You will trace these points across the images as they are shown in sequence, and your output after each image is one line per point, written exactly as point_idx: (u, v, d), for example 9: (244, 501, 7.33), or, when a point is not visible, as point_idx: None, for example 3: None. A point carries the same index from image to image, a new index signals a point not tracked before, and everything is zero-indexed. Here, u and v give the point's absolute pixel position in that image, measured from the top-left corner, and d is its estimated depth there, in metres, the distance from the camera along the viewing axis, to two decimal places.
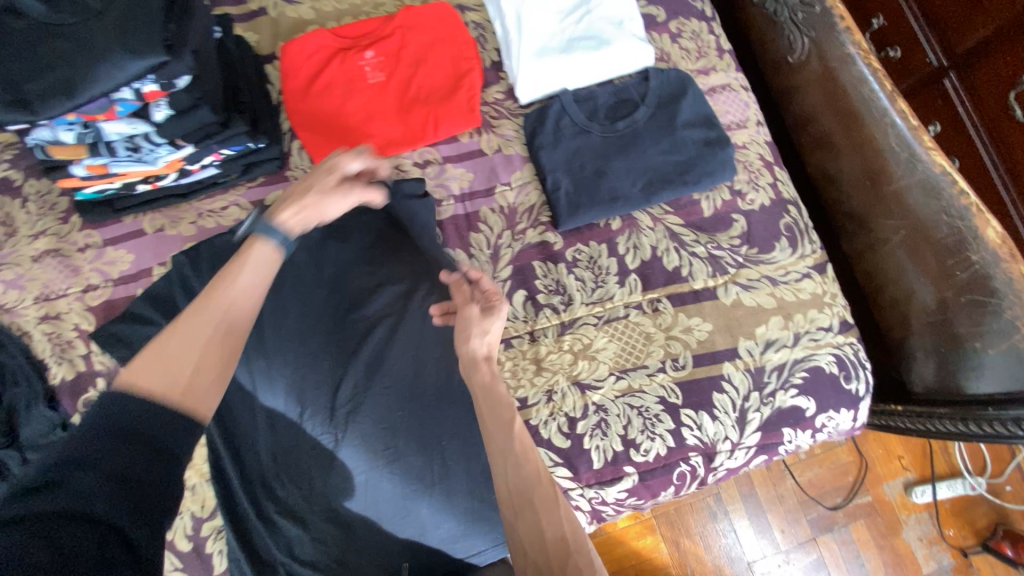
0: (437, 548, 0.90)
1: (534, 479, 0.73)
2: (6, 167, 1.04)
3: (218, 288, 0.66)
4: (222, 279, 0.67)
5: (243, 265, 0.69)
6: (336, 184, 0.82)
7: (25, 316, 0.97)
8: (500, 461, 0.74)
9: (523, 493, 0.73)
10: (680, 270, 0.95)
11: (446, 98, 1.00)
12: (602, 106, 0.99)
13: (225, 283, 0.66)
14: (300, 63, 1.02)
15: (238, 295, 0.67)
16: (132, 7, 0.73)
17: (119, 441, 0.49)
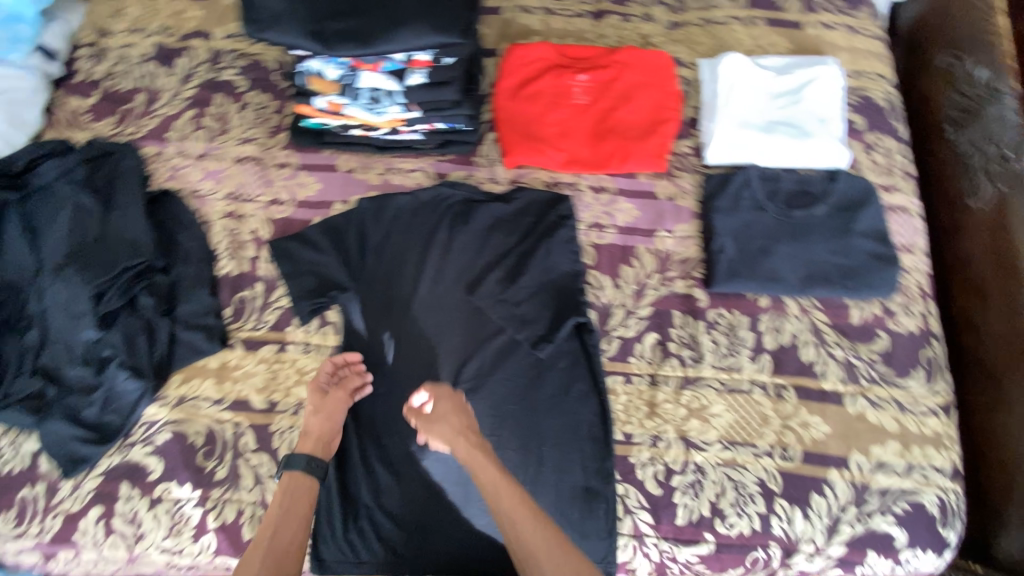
0: (504, 547, 0.90)
1: (519, 528, 0.77)
2: (235, 73, 1.15)
3: (262, 551, 0.77)
4: (267, 531, 0.80)
5: (274, 523, 0.80)
6: (329, 395, 0.91)
7: (212, 207, 1.06)
8: (496, 508, 0.79)
9: (527, 544, 0.76)
10: (813, 366, 0.97)
11: (639, 138, 1.06)
12: (783, 190, 1.03)
13: (266, 537, 0.79)
14: (518, 66, 1.11)
15: (282, 520, 0.81)
16: None
17: None
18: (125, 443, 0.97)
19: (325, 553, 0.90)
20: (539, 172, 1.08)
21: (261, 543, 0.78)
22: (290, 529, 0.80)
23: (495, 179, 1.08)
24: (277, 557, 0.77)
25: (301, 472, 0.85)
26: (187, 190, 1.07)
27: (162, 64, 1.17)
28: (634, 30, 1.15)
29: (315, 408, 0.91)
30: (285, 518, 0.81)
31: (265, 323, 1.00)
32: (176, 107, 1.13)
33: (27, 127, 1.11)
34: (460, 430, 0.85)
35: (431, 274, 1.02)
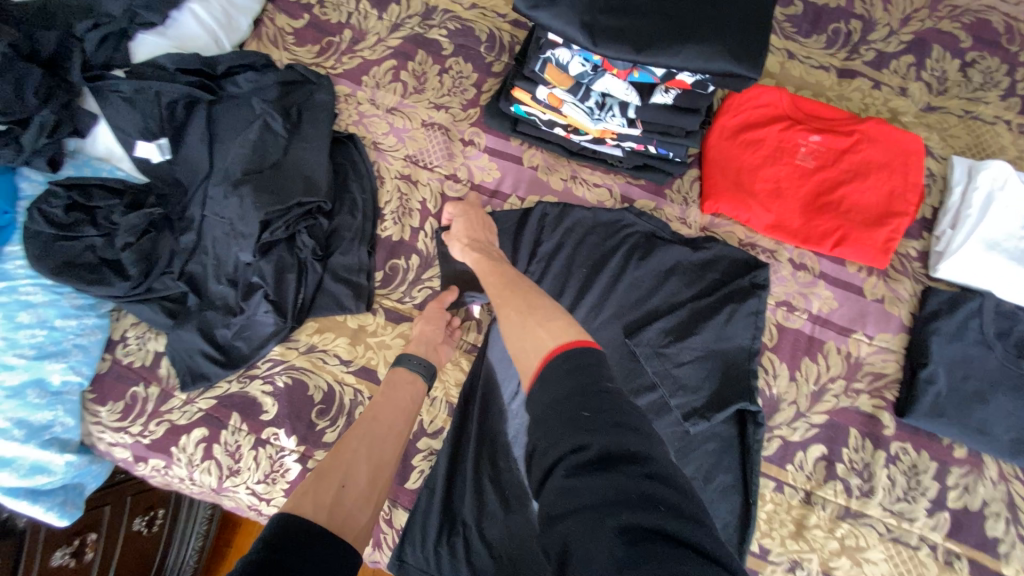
0: None
1: (503, 306, 0.73)
2: (443, 34, 1.10)
3: (366, 431, 0.77)
4: (371, 414, 0.79)
5: (383, 408, 0.80)
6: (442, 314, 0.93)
7: (389, 164, 1.03)
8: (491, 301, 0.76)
9: (507, 321, 0.70)
10: (999, 545, 0.83)
11: (864, 224, 0.92)
12: (1020, 333, 0.87)
13: (371, 418, 0.78)
14: (743, 107, 1.00)
15: (400, 411, 0.81)
16: (740, 14, 0.72)
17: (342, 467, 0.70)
18: (245, 373, 0.95)
19: (409, 556, 0.85)
20: (735, 227, 0.98)
21: (366, 423, 0.78)
22: (396, 421, 0.79)
23: (685, 220, 0.98)
24: (381, 441, 0.76)
25: (410, 371, 0.85)
26: (369, 140, 1.04)
27: (374, 5, 1.13)
28: (883, 102, 1.01)
29: (429, 318, 0.92)
30: (393, 408, 0.81)
31: (412, 299, 0.97)
32: (378, 53, 1.09)
33: (237, 34, 1.10)
34: (468, 240, 0.89)
35: (591, 303, 0.93)
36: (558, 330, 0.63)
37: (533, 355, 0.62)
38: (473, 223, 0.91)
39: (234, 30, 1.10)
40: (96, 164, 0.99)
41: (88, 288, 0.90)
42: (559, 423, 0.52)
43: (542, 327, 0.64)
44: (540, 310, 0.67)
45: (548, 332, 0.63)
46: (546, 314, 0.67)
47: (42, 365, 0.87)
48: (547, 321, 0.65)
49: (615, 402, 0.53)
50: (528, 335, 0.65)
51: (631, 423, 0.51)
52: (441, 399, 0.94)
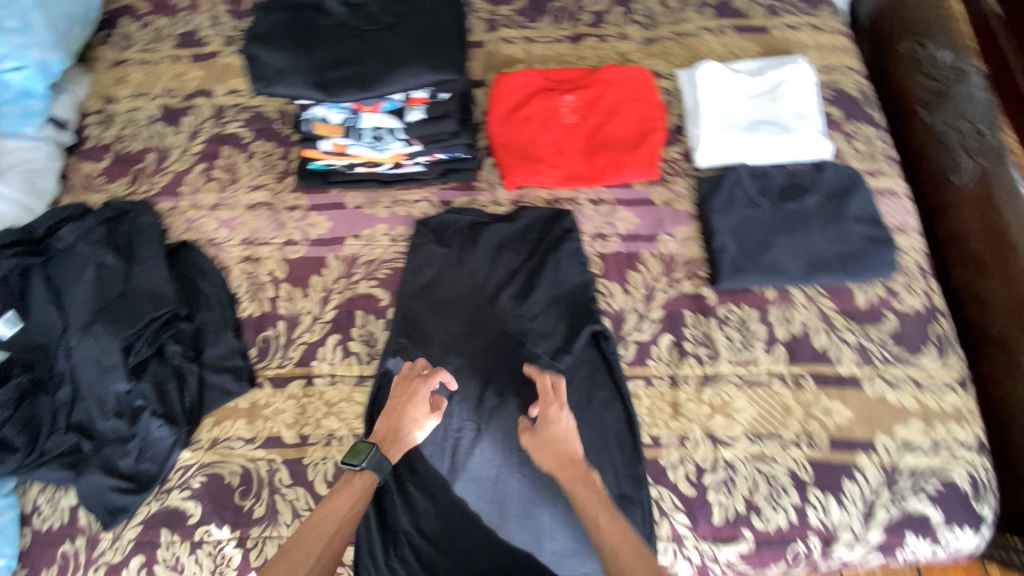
0: (549, 563, 0.91)
1: (624, 548, 0.74)
2: (239, 125, 1.21)
3: (297, 560, 0.75)
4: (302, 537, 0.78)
5: (317, 526, 0.78)
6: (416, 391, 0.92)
7: (230, 253, 1.11)
8: (622, 552, 0.74)
9: None
10: (827, 352, 0.98)
11: (630, 149, 1.11)
12: (775, 185, 1.06)
13: (301, 539, 0.77)
14: (508, 93, 1.16)
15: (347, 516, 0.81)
16: (428, 30, 0.87)
17: None
18: (161, 490, 0.98)
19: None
20: (540, 190, 1.13)
21: (298, 549, 0.76)
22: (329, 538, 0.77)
23: (498, 201, 1.12)
24: (308, 571, 0.74)
25: (366, 473, 0.85)
26: (203, 239, 1.13)
27: (169, 124, 1.23)
28: (612, 50, 1.22)
29: (405, 400, 0.91)
30: (325, 526, 0.79)
31: (291, 360, 1.04)
32: (187, 163, 1.19)
33: (46, 194, 1.16)
34: (563, 458, 0.84)
35: (444, 300, 1.04)
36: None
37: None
38: (560, 439, 0.86)
39: (42, 193, 1.15)
40: None
41: None
42: None
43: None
44: None
45: None
46: None
47: None
48: None
49: None
50: None
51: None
52: (345, 435, 0.98)
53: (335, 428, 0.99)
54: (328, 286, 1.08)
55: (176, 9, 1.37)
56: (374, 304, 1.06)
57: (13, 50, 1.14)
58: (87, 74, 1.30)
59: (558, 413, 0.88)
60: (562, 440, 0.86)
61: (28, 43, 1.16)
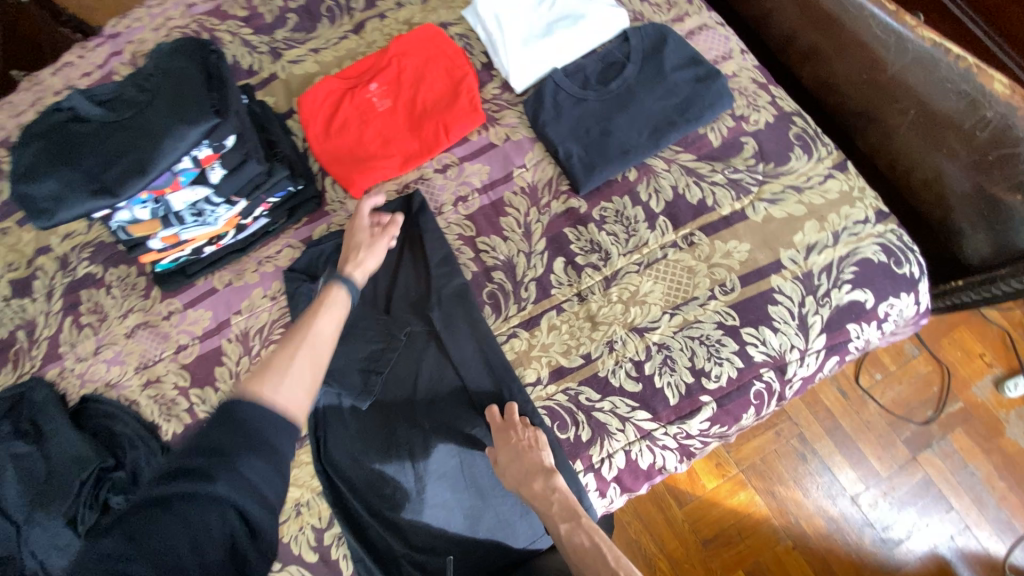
0: (518, 529, 0.94)
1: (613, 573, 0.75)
2: (87, 264, 1.17)
3: (267, 369, 0.77)
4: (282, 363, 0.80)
5: (295, 342, 0.83)
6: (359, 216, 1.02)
7: (131, 386, 1.08)
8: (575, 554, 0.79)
9: None
10: (705, 202, 0.98)
11: (449, 105, 1.09)
12: (592, 74, 1.06)
13: (276, 354, 0.80)
14: (315, 110, 1.14)
15: (331, 329, 0.87)
16: (179, 94, 0.87)
17: (257, 417, 0.69)
18: None
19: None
20: (388, 185, 1.11)
21: (271, 369, 0.77)
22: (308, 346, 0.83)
23: (353, 214, 1.10)
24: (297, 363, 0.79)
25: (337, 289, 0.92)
26: (101, 386, 1.09)
27: (22, 296, 1.19)
28: (396, 22, 1.19)
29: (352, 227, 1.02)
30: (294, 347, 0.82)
31: None
32: (54, 323, 1.15)
33: None
34: (528, 472, 0.86)
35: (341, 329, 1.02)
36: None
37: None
38: (512, 459, 0.88)
39: None
40: None
41: None
42: None
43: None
44: None
45: None
46: None
47: None
48: None
49: None
50: None
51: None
52: (312, 496, 0.98)
53: (299, 496, 0.98)
54: (235, 370, 1.06)
55: None
56: None
57: None
58: None
59: (521, 432, 0.90)
60: (530, 449, 0.88)
61: None
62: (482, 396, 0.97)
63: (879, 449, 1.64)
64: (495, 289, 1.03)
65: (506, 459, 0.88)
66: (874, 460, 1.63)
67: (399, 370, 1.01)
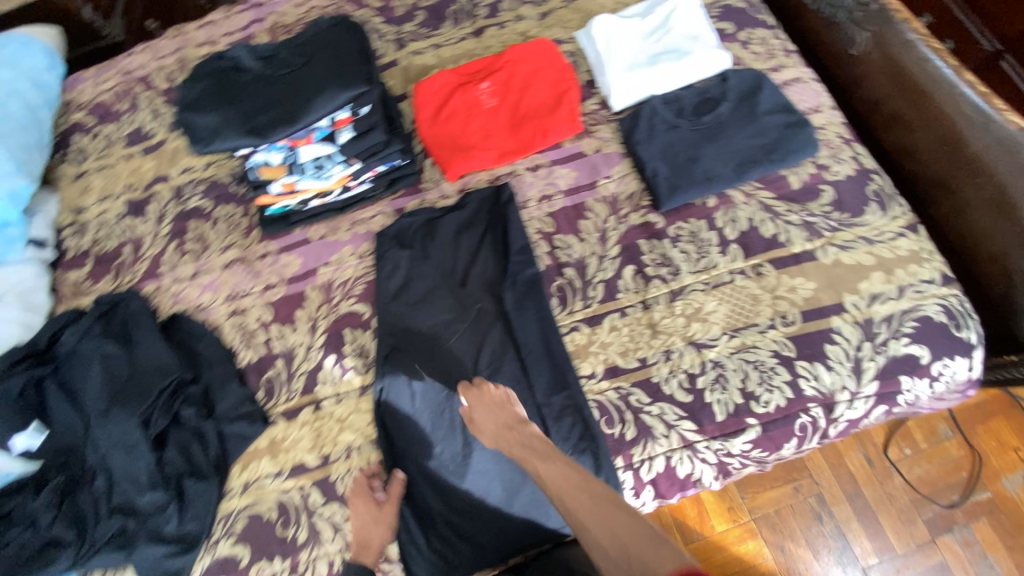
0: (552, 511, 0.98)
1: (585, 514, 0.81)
2: (200, 198, 1.30)
3: None
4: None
5: None
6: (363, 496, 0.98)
7: (218, 312, 1.19)
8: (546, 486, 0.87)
9: (601, 526, 0.79)
10: (777, 237, 1.05)
11: (551, 112, 1.19)
12: (688, 105, 1.14)
13: None
14: (429, 97, 1.25)
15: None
16: (331, 61, 0.99)
17: None
18: (211, 543, 1.00)
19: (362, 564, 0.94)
20: (480, 173, 1.21)
21: None
22: None
23: (445, 194, 1.20)
24: None
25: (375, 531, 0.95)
26: (191, 307, 1.20)
27: (136, 215, 1.32)
28: (513, 32, 1.31)
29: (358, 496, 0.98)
30: None
31: (296, 391, 1.09)
32: (160, 245, 1.27)
33: (42, 308, 1.22)
34: (502, 425, 0.94)
35: (418, 295, 1.12)
36: (669, 555, 0.71)
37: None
38: (484, 415, 0.95)
39: (38, 308, 1.21)
40: None
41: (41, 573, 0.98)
42: None
43: (655, 553, 0.72)
44: (642, 531, 0.76)
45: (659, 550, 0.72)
46: (644, 531, 0.76)
47: None
48: (653, 547, 0.73)
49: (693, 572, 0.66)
50: (636, 557, 0.74)
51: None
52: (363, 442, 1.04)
53: (352, 440, 1.04)
54: (313, 315, 1.15)
55: (116, 112, 1.46)
56: (358, 319, 1.13)
57: None
58: (52, 193, 1.38)
59: (492, 390, 0.97)
60: (504, 404, 0.96)
61: None
62: (538, 379, 1.03)
63: (897, 524, 1.56)
64: (565, 284, 1.09)
65: (478, 416, 0.96)
66: (892, 535, 1.55)
67: (464, 340, 1.08)
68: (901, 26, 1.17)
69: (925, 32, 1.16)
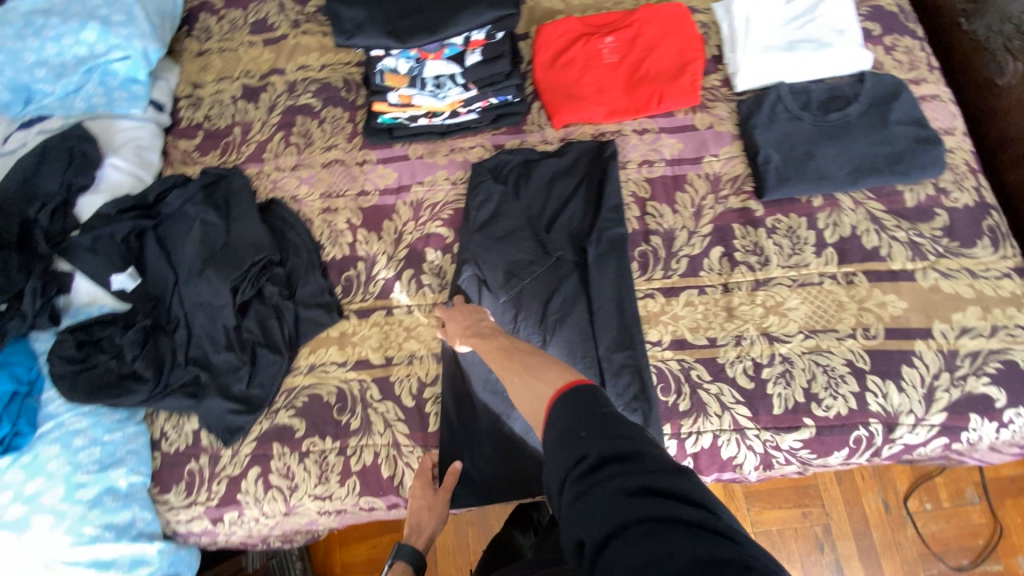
0: None
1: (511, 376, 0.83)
2: (310, 96, 1.34)
3: None
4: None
5: None
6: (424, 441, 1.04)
7: (311, 207, 1.24)
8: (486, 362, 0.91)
9: (516, 383, 0.80)
10: (878, 250, 1.02)
11: (671, 79, 1.17)
12: (815, 99, 1.11)
13: None
14: (550, 40, 1.25)
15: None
16: None
17: None
18: (270, 411, 1.10)
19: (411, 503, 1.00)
20: (586, 127, 1.21)
21: None
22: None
23: (547, 140, 1.21)
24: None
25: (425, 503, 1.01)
26: (288, 197, 1.26)
27: (249, 101, 1.37)
28: None
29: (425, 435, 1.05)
30: None
31: (372, 294, 1.16)
32: (267, 132, 1.33)
33: (152, 167, 1.30)
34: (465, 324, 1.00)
35: (501, 231, 1.12)
36: (559, 382, 0.72)
37: (539, 416, 0.72)
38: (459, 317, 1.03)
39: (149, 166, 1.30)
40: (85, 308, 1.16)
41: (117, 401, 1.07)
42: (562, 450, 0.63)
43: (545, 387, 0.73)
44: (544, 374, 0.76)
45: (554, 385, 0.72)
46: (549, 373, 0.76)
47: (108, 474, 1.04)
48: (550, 382, 0.73)
49: (609, 421, 0.63)
50: (537, 393, 0.74)
51: (614, 432, 0.61)
52: (426, 354, 1.10)
53: (416, 349, 1.10)
54: (399, 229, 1.19)
55: None
56: (441, 242, 1.17)
57: (120, 41, 1.29)
58: (174, 64, 1.44)
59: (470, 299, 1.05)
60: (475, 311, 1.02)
61: (132, 34, 1.30)
62: (604, 334, 1.05)
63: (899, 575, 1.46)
64: (648, 250, 1.10)
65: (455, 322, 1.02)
66: None
67: (539, 283, 1.10)
68: None
69: None
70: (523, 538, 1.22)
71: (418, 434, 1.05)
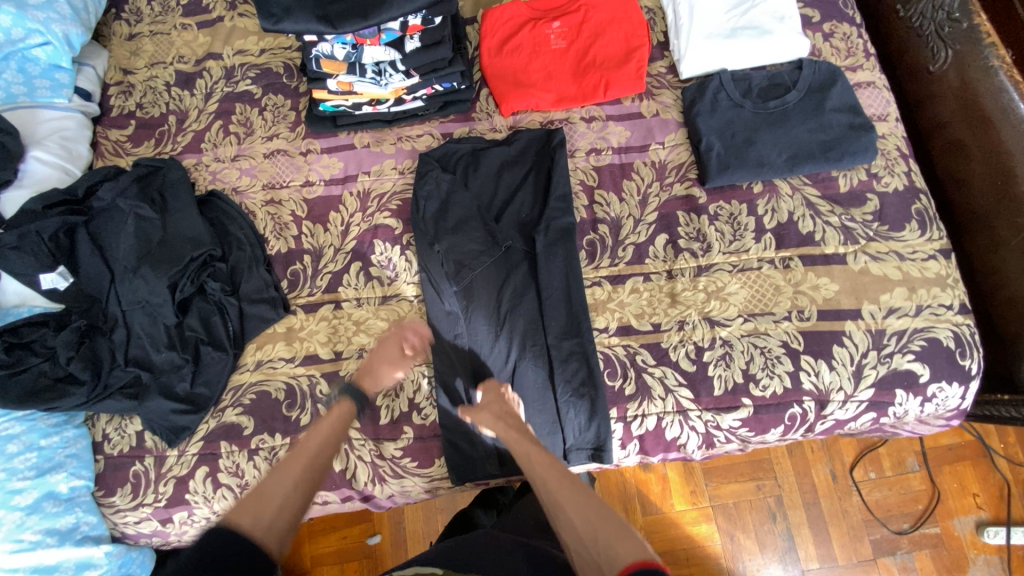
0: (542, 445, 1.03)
1: (561, 506, 0.80)
2: (249, 83, 1.29)
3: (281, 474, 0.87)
4: (277, 478, 0.85)
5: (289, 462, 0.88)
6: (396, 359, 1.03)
7: (253, 199, 1.20)
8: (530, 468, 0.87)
9: (568, 517, 0.78)
10: (813, 235, 1.06)
11: (618, 66, 1.17)
12: (756, 86, 1.13)
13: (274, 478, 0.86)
14: (497, 26, 1.23)
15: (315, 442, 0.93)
16: None
17: None
18: (216, 410, 1.08)
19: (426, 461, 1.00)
20: (534, 114, 1.20)
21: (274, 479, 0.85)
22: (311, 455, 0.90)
23: (496, 128, 1.20)
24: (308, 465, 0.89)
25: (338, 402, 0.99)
26: (228, 189, 1.22)
27: (184, 88, 1.31)
28: None
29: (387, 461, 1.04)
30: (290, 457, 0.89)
31: (319, 288, 1.13)
32: (204, 121, 1.27)
33: (81, 160, 1.24)
34: (500, 415, 0.94)
35: (451, 222, 1.11)
36: (634, 546, 0.72)
37: (605, 568, 0.71)
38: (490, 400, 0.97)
39: (77, 158, 1.23)
40: (14, 309, 1.11)
41: (54, 404, 1.04)
42: None
43: (618, 540, 0.72)
44: (611, 520, 0.76)
45: (624, 544, 0.72)
46: (620, 524, 0.75)
47: (46, 480, 1.01)
48: (622, 537, 0.73)
49: None
50: (602, 543, 0.73)
51: None
52: (376, 347, 1.09)
53: (365, 342, 1.09)
54: (346, 220, 1.17)
55: None
56: (390, 233, 1.15)
57: (38, 26, 1.18)
58: (102, 48, 1.36)
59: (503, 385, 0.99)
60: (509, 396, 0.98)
61: (50, 18, 1.20)
62: (553, 323, 1.05)
63: (845, 538, 1.55)
64: (595, 239, 1.11)
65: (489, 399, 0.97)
66: (836, 546, 1.54)
67: (489, 274, 1.09)
68: (985, 49, 1.13)
69: (1010, 60, 1.12)
70: (484, 517, 1.24)
71: (368, 428, 1.05)
